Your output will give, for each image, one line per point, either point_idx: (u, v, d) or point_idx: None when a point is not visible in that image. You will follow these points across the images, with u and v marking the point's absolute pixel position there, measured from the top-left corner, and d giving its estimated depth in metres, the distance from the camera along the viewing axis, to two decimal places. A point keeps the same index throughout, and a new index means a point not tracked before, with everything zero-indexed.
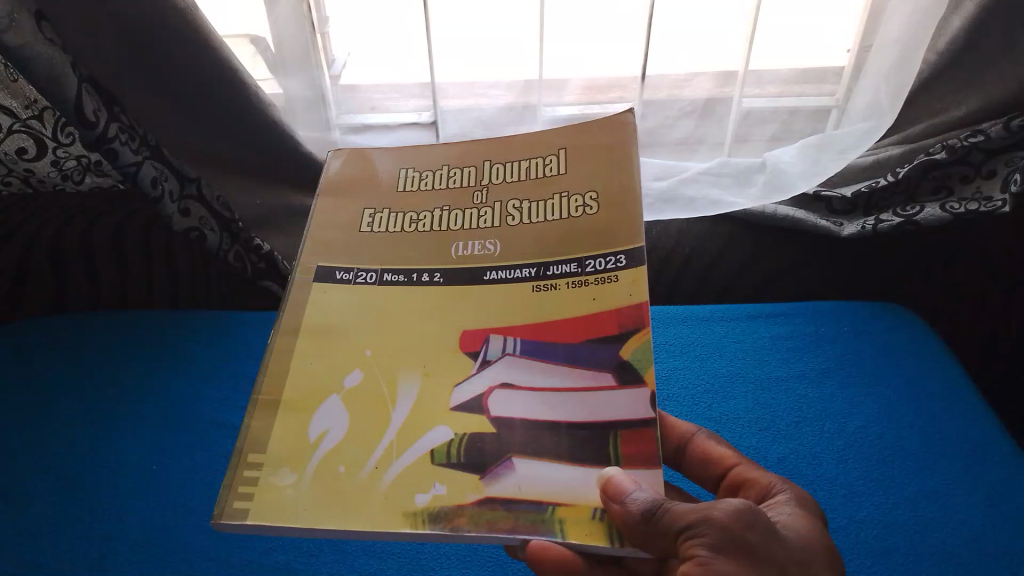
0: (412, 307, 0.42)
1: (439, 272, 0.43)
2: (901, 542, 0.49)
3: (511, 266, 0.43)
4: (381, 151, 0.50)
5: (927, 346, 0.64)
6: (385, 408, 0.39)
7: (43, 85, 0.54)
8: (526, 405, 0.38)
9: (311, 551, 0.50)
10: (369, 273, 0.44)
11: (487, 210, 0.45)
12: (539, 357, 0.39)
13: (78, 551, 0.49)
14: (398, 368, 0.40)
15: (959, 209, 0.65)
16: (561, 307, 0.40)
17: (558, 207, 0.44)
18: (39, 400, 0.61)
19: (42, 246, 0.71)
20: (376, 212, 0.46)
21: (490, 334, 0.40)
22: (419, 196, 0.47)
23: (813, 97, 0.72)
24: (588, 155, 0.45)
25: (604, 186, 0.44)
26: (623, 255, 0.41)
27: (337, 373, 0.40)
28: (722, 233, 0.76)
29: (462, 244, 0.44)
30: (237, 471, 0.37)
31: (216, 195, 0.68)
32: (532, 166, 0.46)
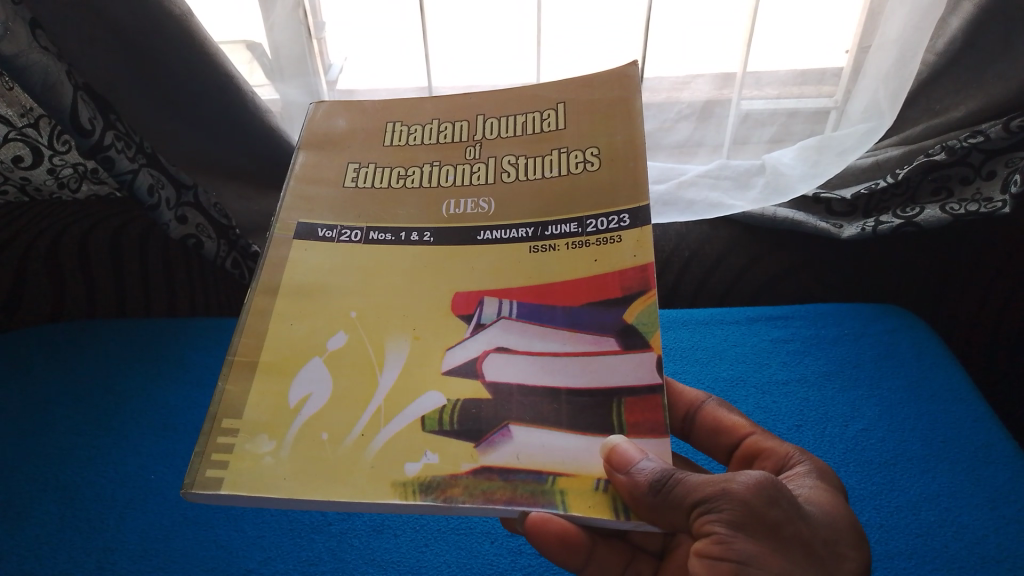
0: (400, 268, 0.42)
1: (429, 231, 0.43)
2: (903, 547, 0.49)
3: (506, 226, 0.42)
4: (372, 102, 0.49)
5: (928, 347, 0.64)
6: (373, 372, 0.39)
7: (38, 92, 0.53)
8: (525, 370, 0.38)
9: (312, 561, 0.49)
10: (353, 231, 0.43)
11: (481, 165, 0.45)
12: (536, 320, 0.39)
13: (77, 562, 0.48)
14: (387, 331, 0.40)
15: (959, 210, 0.64)
16: (562, 270, 0.40)
17: (558, 163, 0.44)
18: (36, 409, 0.61)
19: (39, 255, 0.70)
20: (361, 167, 0.46)
21: (484, 297, 0.40)
22: (406, 150, 0.46)
23: (810, 99, 0.70)
24: (589, 110, 0.45)
25: (606, 141, 0.44)
26: (626, 215, 0.40)
27: (321, 335, 0.40)
28: (723, 238, 0.75)
29: (455, 202, 0.44)
30: (209, 436, 0.36)
31: (212, 203, 0.69)
32: (529, 121, 0.46)
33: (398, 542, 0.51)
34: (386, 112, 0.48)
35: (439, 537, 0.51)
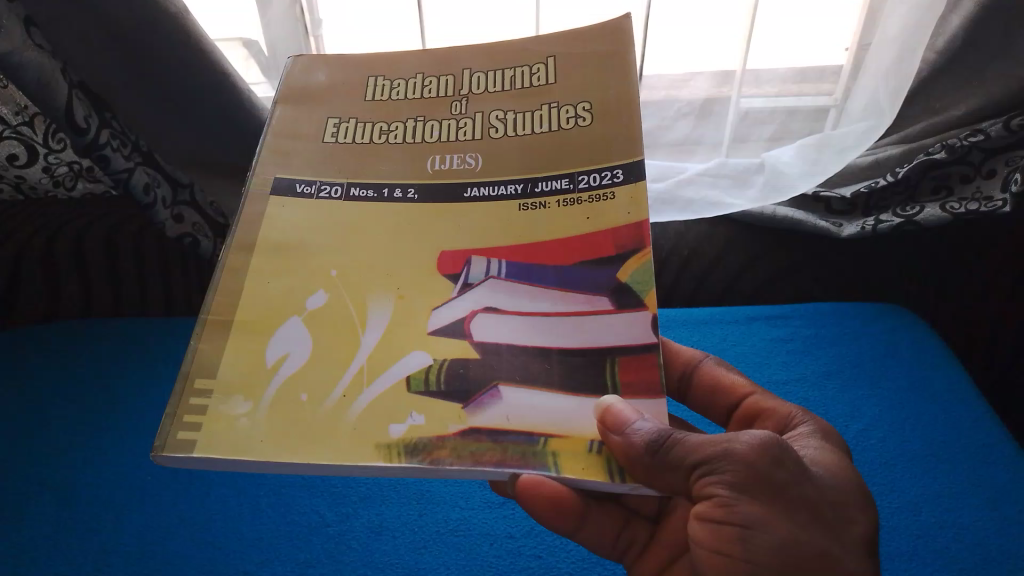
0: (383, 226, 0.41)
1: (413, 187, 0.43)
2: (903, 548, 0.48)
3: (494, 182, 0.42)
4: (352, 56, 0.48)
5: (927, 347, 0.63)
6: (354, 331, 0.38)
7: (33, 89, 0.53)
8: (515, 329, 0.37)
9: (308, 562, 0.49)
10: (333, 186, 0.43)
11: (467, 121, 0.44)
12: (526, 280, 0.39)
13: (73, 565, 0.48)
14: (370, 291, 0.39)
15: (959, 209, 0.64)
16: (554, 229, 0.40)
17: (548, 117, 0.43)
18: (31, 409, 0.60)
19: (34, 252, 0.69)
20: (341, 122, 0.45)
21: (472, 257, 0.40)
22: (388, 105, 0.46)
23: (810, 96, 0.70)
24: (578, 64, 0.45)
25: (599, 96, 0.43)
26: (620, 170, 0.40)
27: (299, 294, 0.39)
28: (722, 235, 0.75)
29: (440, 157, 0.43)
30: (181, 396, 0.35)
31: (209, 201, 0.70)
32: (518, 75, 0.45)
33: (395, 544, 0.50)
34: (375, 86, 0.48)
35: (437, 539, 0.51)
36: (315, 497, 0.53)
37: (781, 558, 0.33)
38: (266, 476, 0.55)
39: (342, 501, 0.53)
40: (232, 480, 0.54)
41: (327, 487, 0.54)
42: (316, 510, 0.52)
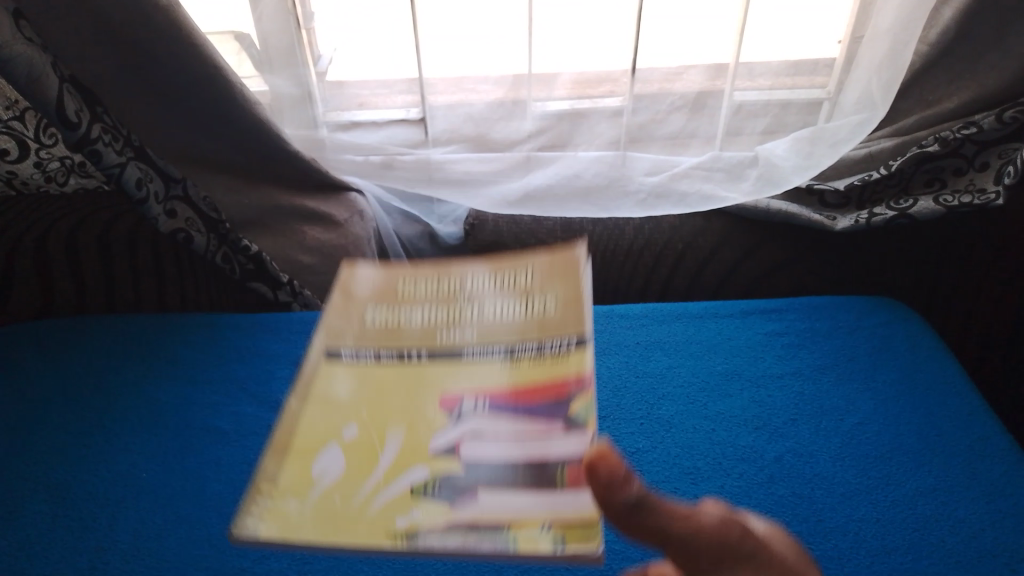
0: (405, 381, 0.39)
1: (424, 350, 0.40)
2: (899, 542, 0.47)
3: (487, 343, 0.39)
4: (384, 266, 0.45)
5: (922, 343, 0.63)
6: (376, 453, 0.36)
7: (24, 84, 0.53)
8: (501, 443, 0.34)
9: (306, 560, 0.47)
10: (367, 353, 0.40)
11: (456, 301, 0.42)
12: (511, 408, 0.36)
13: (68, 563, 0.47)
14: (389, 419, 0.37)
15: (953, 201, 0.66)
16: (519, 378, 0.37)
17: (530, 301, 0.42)
18: (25, 407, 0.60)
19: (27, 251, 0.69)
20: (371, 313, 0.42)
21: (465, 396, 0.37)
22: (396, 292, 0.43)
23: (804, 89, 0.70)
24: (551, 270, 0.43)
25: (565, 291, 0.42)
26: (574, 337, 0.39)
27: (339, 424, 0.37)
28: (716, 229, 0.74)
29: (445, 330, 0.41)
30: (245, 506, 0.33)
31: (201, 195, 0.67)
32: (503, 278, 0.43)
33: None
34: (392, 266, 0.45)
35: None
36: None
37: (797, 557, 0.30)
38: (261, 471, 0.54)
39: None
40: (228, 476, 0.54)
41: None
42: None
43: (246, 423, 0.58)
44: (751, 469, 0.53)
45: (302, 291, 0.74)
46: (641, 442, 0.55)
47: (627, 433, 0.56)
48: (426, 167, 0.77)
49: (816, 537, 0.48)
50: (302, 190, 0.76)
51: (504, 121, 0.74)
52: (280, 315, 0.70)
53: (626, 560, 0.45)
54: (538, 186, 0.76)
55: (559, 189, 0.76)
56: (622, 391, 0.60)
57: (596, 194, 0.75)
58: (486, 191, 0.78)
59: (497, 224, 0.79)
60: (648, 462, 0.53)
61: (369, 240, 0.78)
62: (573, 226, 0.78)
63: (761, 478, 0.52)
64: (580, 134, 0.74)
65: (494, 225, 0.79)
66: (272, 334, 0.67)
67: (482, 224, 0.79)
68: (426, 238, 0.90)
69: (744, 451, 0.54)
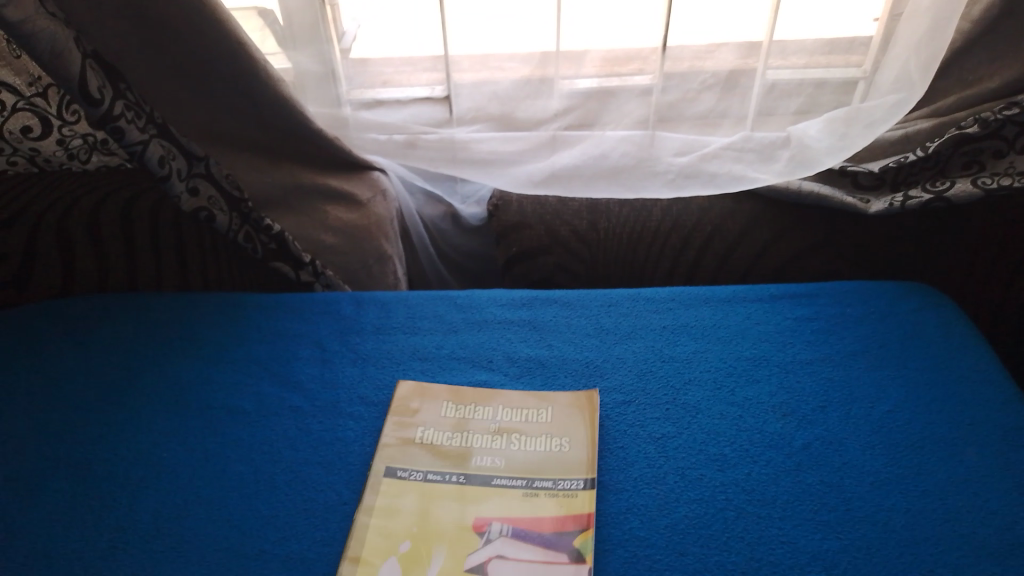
0: (449, 512, 0.49)
1: (462, 475, 0.52)
2: (929, 532, 0.45)
3: (511, 475, 0.51)
4: (438, 382, 0.60)
5: (956, 328, 0.61)
6: (426, 559, 0.46)
7: (47, 60, 0.52)
8: (521, 567, 0.45)
9: (325, 541, 0.47)
10: (417, 471, 0.52)
11: (495, 439, 0.54)
12: (527, 537, 0.47)
13: (88, 542, 0.47)
14: (436, 539, 0.47)
15: (991, 184, 0.64)
16: (536, 508, 0.49)
17: (552, 477, 0.51)
18: (48, 385, 0.60)
19: (49, 227, 0.69)
20: (426, 432, 0.55)
21: (492, 522, 0.48)
22: (442, 448, 0.54)
23: (838, 68, 0.68)
24: (568, 413, 0.56)
25: (581, 456, 0.52)
26: (583, 480, 0.50)
27: (386, 568, 0.45)
28: (745, 212, 0.73)
29: (483, 456, 0.53)
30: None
31: (224, 173, 0.66)
32: (529, 413, 0.56)
33: None
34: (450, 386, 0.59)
35: None
36: (334, 475, 0.52)
37: None
38: (283, 453, 0.53)
39: (361, 479, 0.51)
40: (249, 457, 0.53)
41: (346, 465, 0.52)
42: (334, 488, 0.51)
43: (269, 403, 0.57)
44: (778, 456, 0.51)
45: (324, 271, 0.73)
46: (667, 427, 0.54)
47: (652, 418, 0.55)
48: (451, 147, 0.76)
49: (841, 525, 0.46)
50: (325, 169, 0.75)
51: (531, 100, 0.73)
52: (303, 296, 0.69)
53: (650, 560, 0.44)
54: (564, 166, 0.75)
55: (587, 169, 0.74)
56: (648, 375, 0.59)
57: (624, 175, 0.74)
58: (511, 171, 0.77)
59: (521, 204, 0.78)
60: (672, 447, 0.52)
61: (391, 219, 0.78)
62: (598, 208, 0.77)
63: (787, 466, 0.50)
64: (609, 112, 0.73)
65: (518, 206, 0.78)
66: (294, 315, 0.67)
67: (506, 205, 0.78)
68: (448, 219, 0.90)
69: (770, 438, 0.52)
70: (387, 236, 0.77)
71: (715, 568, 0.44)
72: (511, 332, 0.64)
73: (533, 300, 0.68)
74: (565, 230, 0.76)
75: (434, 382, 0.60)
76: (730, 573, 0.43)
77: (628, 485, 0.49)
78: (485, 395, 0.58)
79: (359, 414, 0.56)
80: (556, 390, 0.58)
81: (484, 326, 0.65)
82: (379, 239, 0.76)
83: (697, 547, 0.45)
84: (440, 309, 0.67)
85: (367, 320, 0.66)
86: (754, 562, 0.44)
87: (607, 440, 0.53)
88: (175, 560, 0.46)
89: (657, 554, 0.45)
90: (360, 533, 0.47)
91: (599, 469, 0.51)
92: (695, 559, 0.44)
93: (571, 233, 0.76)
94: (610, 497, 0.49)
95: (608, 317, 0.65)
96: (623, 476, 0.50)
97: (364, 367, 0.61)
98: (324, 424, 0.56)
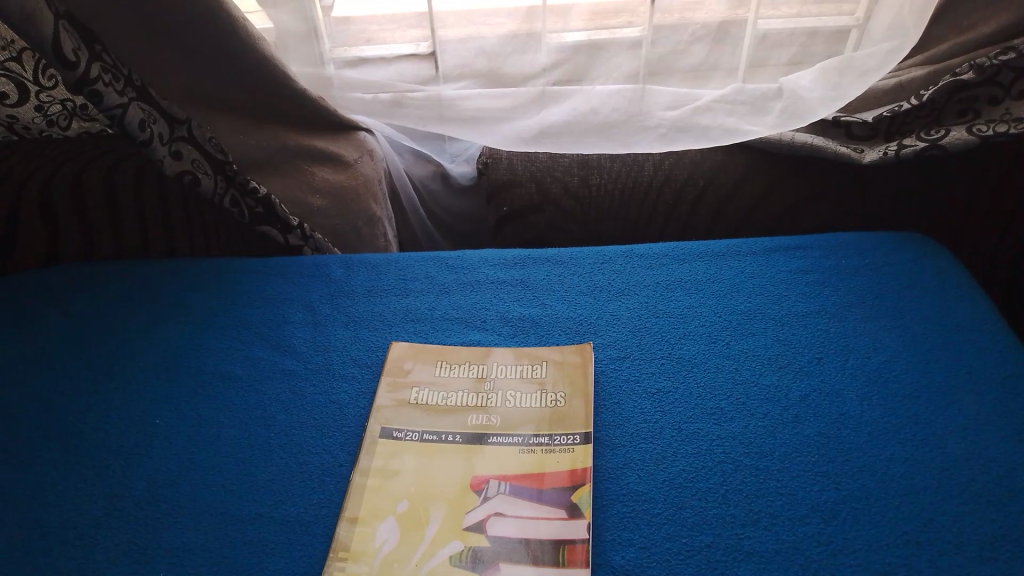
0: (448, 473, 0.49)
1: (458, 433, 0.51)
2: (929, 481, 0.45)
3: (509, 432, 0.51)
4: (431, 342, 0.59)
5: (951, 277, 0.61)
6: (424, 519, 0.46)
7: (19, 20, 0.51)
8: (518, 523, 0.45)
9: (323, 503, 0.47)
10: (411, 432, 0.52)
11: (490, 398, 0.54)
12: (522, 492, 0.47)
13: (84, 510, 0.47)
14: (433, 500, 0.47)
15: (987, 131, 0.63)
16: (536, 464, 0.48)
17: (549, 432, 0.51)
18: (35, 355, 0.59)
19: (31, 195, 0.68)
20: (420, 392, 0.55)
21: (490, 479, 0.48)
22: (437, 409, 0.54)
23: (831, 17, 0.67)
24: (564, 368, 0.56)
25: (576, 409, 0.52)
26: (579, 434, 0.50)
27: (383, 527, 0.45)
28: (738, 165, 0.73)
29: (478, 415, 0.53)
30: (329, 563, 0.43)
31: (208, 136, 0.65)
32: (524, 369, 0.56)
33: None
34: (443, 345, 0.59)
35: None
36: (329, 438, 0.51)
37: None
38: (276, 417, 0.53)
39: (357, 441, 0.51)
40: (243, 421, 0.53)
41: (341, 427, 0.52)
42: (329, 450, 0.50)
43: (261, 367, 0.57)
44: (775, 409, 0.51)
45: (312, 234, 0.72)
46: (663, 382, 0.53)
47: (647, 373, 0.54)
48: (438, 104, 0.75)
49: (839, 476, 0.46)
50: (310, 131, 0.74)
51: (518, 55, 0.71)
52: (291, 261, 0.69)
53: (648, 514, 0.44)
54: (554, 123, 0.73)
55: (578, 125, 0.73)
56: (643, 331, 0.58)
57: (614, 129, 0.73)
58: (499, 129, 0.75)
59: (512, 161, 0.77)
60: (669, 402, 0.52)
61: (379, 180, 0.78)
62: (590, 163, 0.76)
63: (785, 418, 0.50)
64: (598, 66, 0.71)
65: (508, 163, 0.77)
66: (283, 278, 0.66)
67: (496, 162, 0.77)
68: (438, 178, 0.88)
69: (767, 392, 0.52)
70: (376, 197, 0.77)
71: (713, 520, 0.44)
72: (504, 292, 0.64)
73: (525, 260, 0.67)
74: (556, 187, 0.76)
75: (427, 344, 0.59)
76: (729, 525, 0.43)
77: (624, 440, 0.49)
78: (480, 354, 0.58)
79: (353, 376, 0.56)
80: (548, 348, 0.58)
81: (476, 285, 0.65)
82: (368, 201, 0.76)
83: (695, 501, 0.45)
84: (431, 270, 0.67)
85: (358, 282, 0.65)
86: (754, 514, 0.44)
87: (604, 397, 0.53)
88: (170, 525, 0.46)
89: (655, 508, 0.44)
90: (357, 495, 0.47)
91: (595, 424, 0.51)
92: (693, 513, 0.44)
93: (562, 190, 0.76)
94: (606, 453, 0.48)
95: (601, 274, 0.65)
96: (620, 432, 0.50)
97: (356, 329, 0.60)
98: (318, 386, 0.55)
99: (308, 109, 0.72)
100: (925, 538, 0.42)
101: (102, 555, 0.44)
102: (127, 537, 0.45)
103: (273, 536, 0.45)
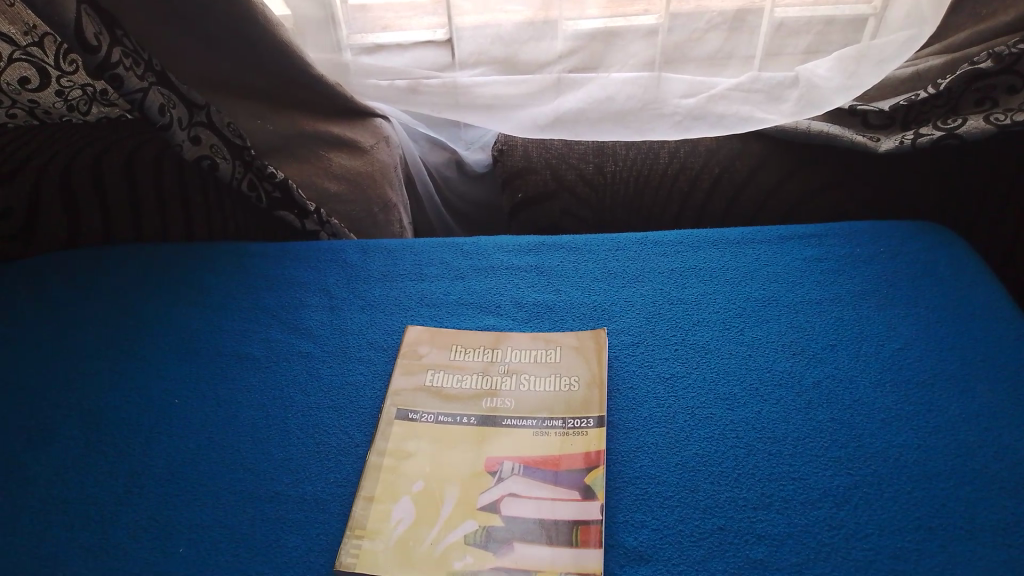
0: (462, 454, 0.49)
1: (473, 416, 0.52)
2: (942, 467, 0.46)
3: (522, 416, 0.51)
4: (447, 327, 0.59)
5: (966, 265, 0.61)
6: (439, 500, 0.46)
7: (42, 6, 0.52)
8: (531, 504, 0.45)
9: (340, 482, 0.47)
10: (427, 414, 0.52)
11: (503, 381, 0.54)
12: (535, 473, 0.47)
13: (104, 487, 0.48)
14: (447, 481, 0.48)
15: (1004, 120, 0.63)
16: (550, 447, 0.49)
17: (563, 416, 0.51)
18: (56, 335, 0.60)
19: (52, 179, 0.68)
20: (435, 374, 0.55)
21: (503, 460, 0.48)
22: (450, 393, 0.54)
23: (848, 4, 0.66)
24: (577, 352, 0.56)
25: (588, 394, 0.52)
26: (592, 417, 0.50)
27: (398, 505, 0.46)
28: (752, 153, 0.73)
29: (492, 398, 0.53)
30: (346, 540, 0.44)
31: (226, 121, 0.66)
32: (537, 353, 0.57)
33: None
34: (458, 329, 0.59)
35: None
36: (345, 418, 0.52)
37: None
38: (294, 398, 0.53)
39: (373, 422, 0.52)
40: (261, 402, 0.53)
41: (357, 409, 0.52)
42: (345, 430, 0.51)
43: (278, 349, 0.58)
44: (788, 394, 0.51)
45: (329, 219, 0.72)
46: (676, 367, 0.54)
47: (661, 359, 0.55)
48: (454, 91, 0.75)
49: (852, 461, 0.46)
50: (328, 116, 0.74)
51: (534, 42, 0.71)
52: (309, 245, 0.69)
53: (661, 497, 0.45)
54: (569, 110, 0.74)
55: (593, 113, 0.73)
56: (657, 317, 0.59)
57: (631, 117, 0.73)
58: (515, 114, 0.76)
59: (527, 149, 0.77)
60: (682, 387, 0.52)
61: (395, 166, 0.79)
62: (604, 151, 0.77)
63: (798, 404, 0.50)
64: (613, 54, 0.71)
65: (523, 150, 0.77)
66: (299, 262, 0.67)
67: (511, 149, 0.78)
68: (453, 165, 0.89)
69: (780, 377, 0.52)
70: (392, 184, 0.78)
71: (726, 503, 0.44)
72: (518, 278, 0.64)
73: (540, 246, 0.68)
74: (571, 175, 0.76)
75: (443, 328, 0.59)
76: (742, 509, 0.44)
77: (638, 424, 0.50)
78: (495, 338, 0.58)
79: (369, 359, 0.57)
80: (563, 333, 0.58)
81: (491, 271, 0.65)
82: (384, 188, 0.76)
83: (707, 484, 0.45)
84: (447, 255, 0.67)
85: (374, 267, 0.66)
86: (766, 497, 0.44)
87: (618, 381, 0.53)
88: (190, 503, 0.46)
89: (668, 490, 0.45)
90: (373, 475, 0.48)
91: (608, 408, 0.51)
92: (706, 496, 0.45)
93: (577, 177, 0.76)
94: (620, 437, 0.49)
95: (615, 260, 0.65)
96: (633, 415, 0.50)
97: (372, 313, 0.61)
98: (334, 368, 0.56)
99: (326, 95, 0.72)
100: (937, 523, 0.42)
101: (123, 532, 0.45)
102: (147, 514, 0.46)
103: (291, 513, 0.45)
